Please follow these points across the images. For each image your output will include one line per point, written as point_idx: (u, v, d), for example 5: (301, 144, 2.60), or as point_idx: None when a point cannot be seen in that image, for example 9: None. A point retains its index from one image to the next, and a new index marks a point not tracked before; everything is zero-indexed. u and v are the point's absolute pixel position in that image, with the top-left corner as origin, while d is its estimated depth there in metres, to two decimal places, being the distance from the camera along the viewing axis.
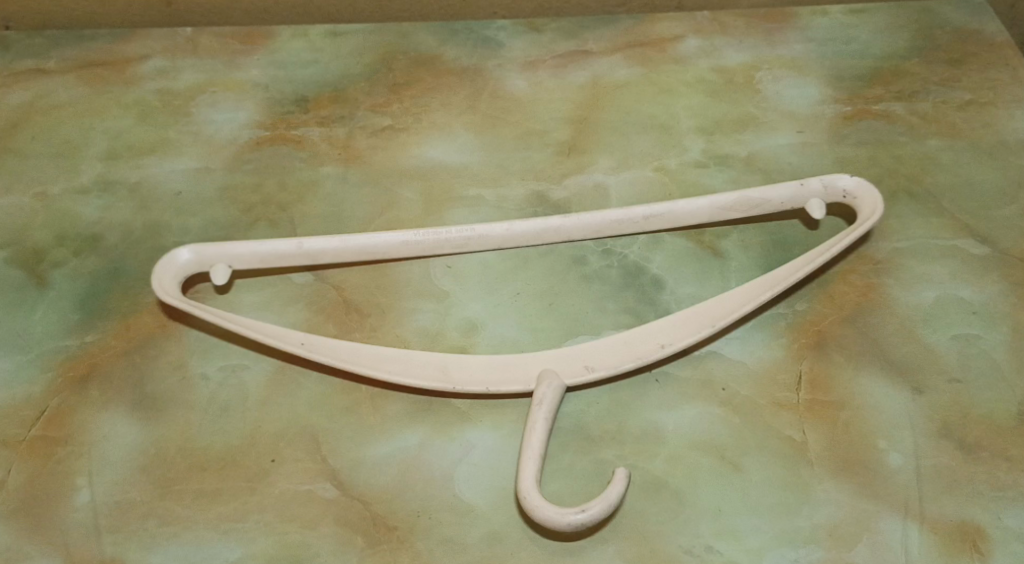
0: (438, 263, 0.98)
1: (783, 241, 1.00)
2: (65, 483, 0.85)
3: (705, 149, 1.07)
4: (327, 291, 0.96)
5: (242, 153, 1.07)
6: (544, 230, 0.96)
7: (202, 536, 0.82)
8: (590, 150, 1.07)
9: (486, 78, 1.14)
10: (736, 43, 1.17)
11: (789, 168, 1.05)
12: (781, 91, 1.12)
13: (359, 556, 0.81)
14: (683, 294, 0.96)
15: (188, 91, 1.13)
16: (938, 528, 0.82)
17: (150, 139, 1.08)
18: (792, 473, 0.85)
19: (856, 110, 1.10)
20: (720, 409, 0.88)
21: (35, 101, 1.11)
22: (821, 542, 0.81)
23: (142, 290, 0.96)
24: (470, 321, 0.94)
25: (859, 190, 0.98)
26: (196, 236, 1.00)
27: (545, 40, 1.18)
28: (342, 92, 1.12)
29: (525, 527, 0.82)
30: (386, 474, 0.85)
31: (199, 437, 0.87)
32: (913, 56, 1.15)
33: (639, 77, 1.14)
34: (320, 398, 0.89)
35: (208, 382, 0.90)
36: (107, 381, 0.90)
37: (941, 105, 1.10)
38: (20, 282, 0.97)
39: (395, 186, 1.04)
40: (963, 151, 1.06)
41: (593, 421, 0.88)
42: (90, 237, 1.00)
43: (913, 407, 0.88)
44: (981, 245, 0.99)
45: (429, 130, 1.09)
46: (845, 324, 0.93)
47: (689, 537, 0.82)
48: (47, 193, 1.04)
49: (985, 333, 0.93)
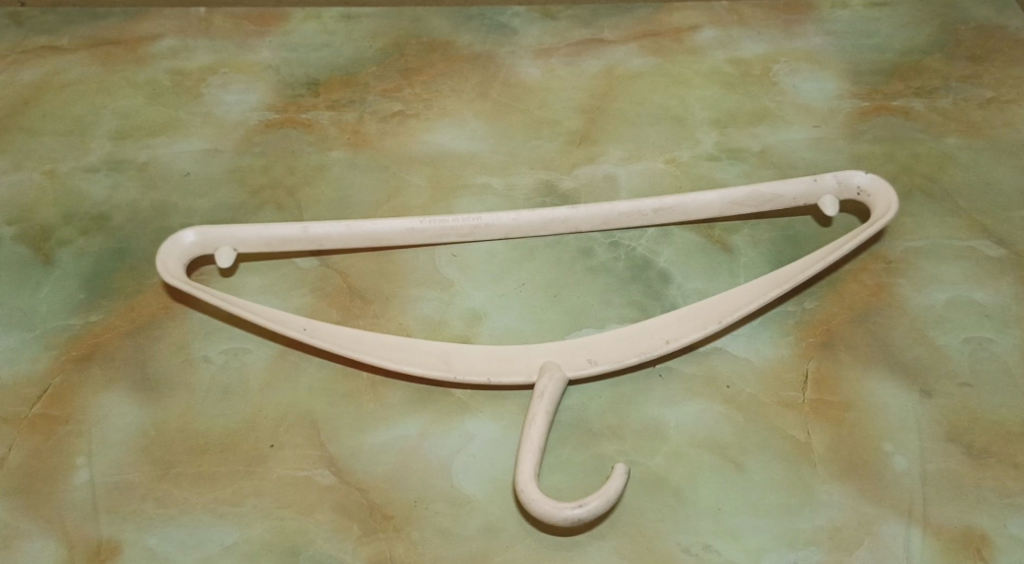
0: (443, 252, 0.97)
1: (794, 238, 0.98)
2: (64, 462, 0.85)
3: (718, 141, 1.05)
4: (331, 277, 0.95)
5: (251, 135, 1.06)
6: (552, 221, 0.95)
7: (198, 519, 0.82)
8: (601, 140, 1.06)
9: (499, 64, 1.13)
10: (754, 35, 1.15)
11: (804, 162, 1.03)
12: (798, 84, 1.10)
13: (355, 544, 0.80)
14: (690, 289, 0.95)
15: (199, 71, 1.12)
16: (941, 534, 0.81)
17: (160, 119, 1.08)
18: (795, 474, 0.83)
19: (874, 106, 1.08)
20: (723, 407, 0.87)
21: (47, 78, 1.11)
22: (821, 544, 0.80)
23: (147, 271, 0.96)
24: (473, 310, 0.93)
25: (874, 188, 0.96)
26: (202, 217, 1.00)
27: (560, 28, 1.17)
28: (353, 76, 1.12)
29: (522, 520, 0.81)
30: (384, 462, 0.84)
31: (200, 420, 0.87)
32: (935, 51, 1.12)
33: (654, 67, 1.12)
34: (321, 384, 0.89)
35: (209, 364, 0.90)
36: (109, 361, 0.90)
37: (962, 102, 1.08)
38: (26, 260, 0.97)
39: (404, 173, 1.03)
40: (983, 150, 1.04)
41: (594, 415, 0.87)
42: (98, 216, 1.00)
43: (921, 410, 0.87)
44: (997, 246, 0.97)
45: (439, 117, 1.08)
46: (855, 324, 0.92)
47: (689, 535, 0.81)
48: (56, 171, 1.04)
49: (998, 336, 0.91)
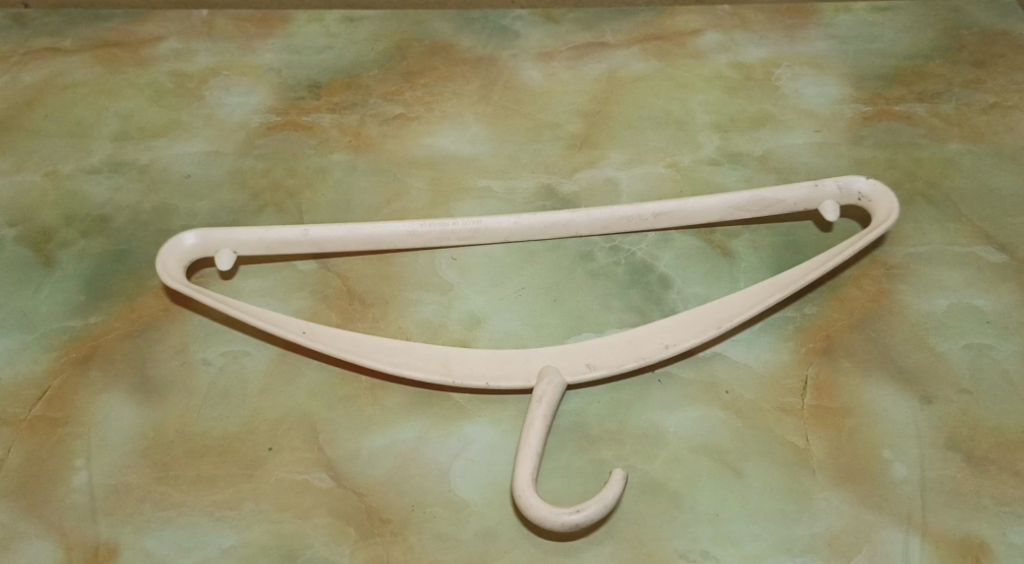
0: (444, 255, 0.97)
1: (795, 243, 0.98)
2: (63, 463, 0.85)
3: (720, 146, 1.05)
4: (331, 280, 0.96)
5: (252, 138, 1.06)
6: (552, 225, 0.95)
7: (196, 522, 0.82)
8: (602, 143, 1.06)
9: (500, 68, 1.13)
10: (757, 39, 1.15)
11: (805, 167, 1.03)
12: (800, 88, 1.10)
13: (352, 548, 0.80)
14: (690, 294, 0.94)
15: (201, 73, 1.13)
16: (940, 542, 0.80)
17: (161, 121, 1.08)
18: (793, 480, 0.83)
19: (877, 111, 1.07)
20: (722, 412, 0.87)
21: (50, 79, 1.12)
22: (818, 551, 0.80)
23: (147, 273, 0.96)
24: (473, 314, 0.93)
25: (875, 193, 0.95)
26: (203, 219, 1.00)
27: (562, 31, 1.17)
28: (355, 79, 1.12)
29: (520, 525, 0.81)
30: (382, 466, 0.84)
31: (199, 422, 0.87)
32: (938, 56, 1.12)
33: (656, 70, 1.12)
34: (320, 387, 0.89)
35: (209, 367, 0.90)
36: (108, 362, 0.90)
37: (964, 107, 1.07)
38: (27, 261, 0.97)
39: (404, 176, 1.03)
40: (985, 156, 1.03)
41: (593, 420, 0.87)
42: (99, 217, 1.00)
43: (921, 417, 0.86)
44: (998, 253, 0.96)
45: (441, 120, 1.08)
46: (855, 330, 0.91)
47: (687, 542, 0.80)
48: (58, 172, 1.04)
49: (999, 343, 0.91)
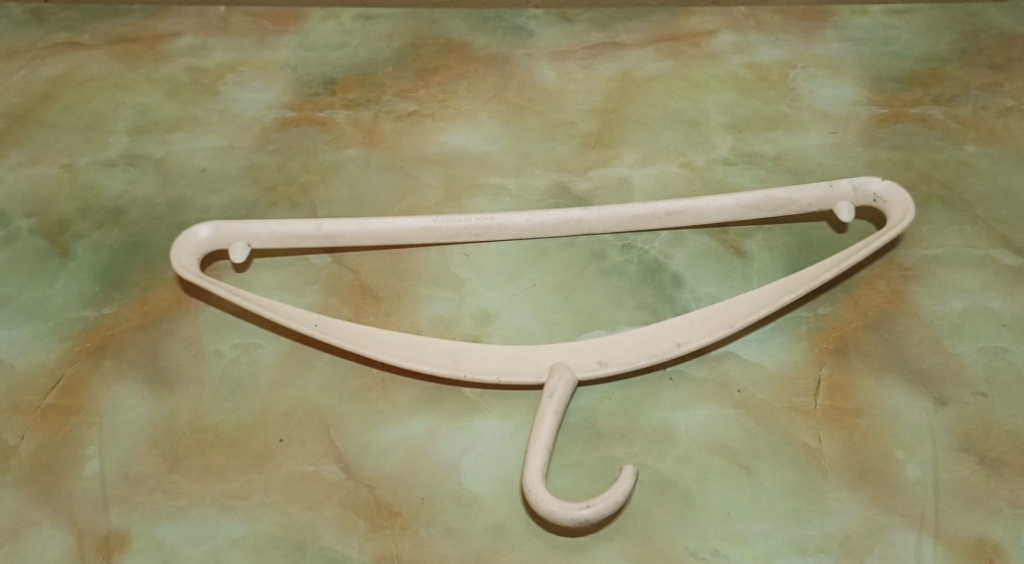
0: (456, 251, 0.97)
1: (809, 244, 0.98)
2: (75, 452, 0.85)
3: (733, 146, 1.05)
4: (344, 275, 0.96)
5: (266, 133, 1.07)
6: (565, 222, 0.95)
7: (207, 512, 0.82)
8: (615, 142, 1.06)
9: (515, 66, 1.13)
10: (772, 40, 1.15)
11: (819, 169, 1.03)
12: (815, 89, 1.09)
13: (361, 540, 0.80)
14: (702, 293, 0.94)
15: (217, 69, 1.13)
16: (953, 544, 0.80)
17: (177, 115, 1.09)
18: (805, 480, 0.83)
19: (891, 113, 1.07)
20: (734, 411, 0.86)
21: (68, 73, 1.12)
22: (830, 551, 0.79)
23: (161, 265, 0.96)
24: (484, 310, 0.93)
25: (890, 195, 0.95)
26: (217, 213, 1.00)
27: (577, 31, 1.17)
28: (370, 76, 1.12)
29: (529, 520, 0.81)
30: (393, 460, 0.84)
31: (210, 414, 0.87)
32: (955, 59, 1.12)
33: (670, 70, 1.12)
34: (331, 381, 0.89)
35: (221, 358, 0.90)
36: (121, 353, 0.91)
37: (981, 110, 1.07)
38: (42, 252, 0.98)
39: (418, 172, 1.03)
40: (1002, 159, 1.03)
41: (604, 417, 0.87)
42: (114, 210, 1.01)
43: (935, 419, 0.86)
44: (1015, 256, 0.96)
45: (455, 117, 1.08)
46: (869, 331, 0.91)
47: (697, 540, 0.80)
48: (75, 165, 1.05)
49: (1014, 346, 0.90)
